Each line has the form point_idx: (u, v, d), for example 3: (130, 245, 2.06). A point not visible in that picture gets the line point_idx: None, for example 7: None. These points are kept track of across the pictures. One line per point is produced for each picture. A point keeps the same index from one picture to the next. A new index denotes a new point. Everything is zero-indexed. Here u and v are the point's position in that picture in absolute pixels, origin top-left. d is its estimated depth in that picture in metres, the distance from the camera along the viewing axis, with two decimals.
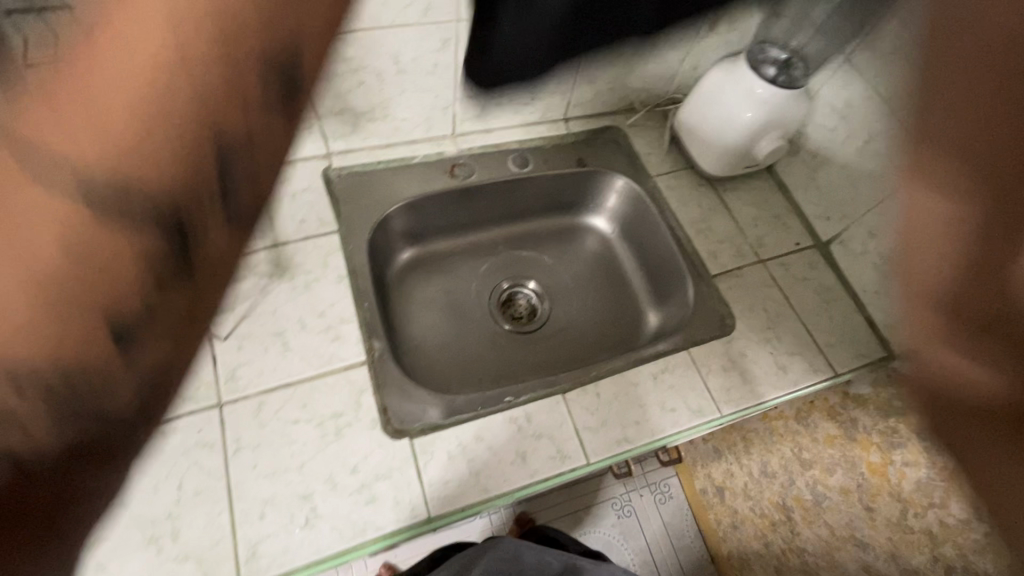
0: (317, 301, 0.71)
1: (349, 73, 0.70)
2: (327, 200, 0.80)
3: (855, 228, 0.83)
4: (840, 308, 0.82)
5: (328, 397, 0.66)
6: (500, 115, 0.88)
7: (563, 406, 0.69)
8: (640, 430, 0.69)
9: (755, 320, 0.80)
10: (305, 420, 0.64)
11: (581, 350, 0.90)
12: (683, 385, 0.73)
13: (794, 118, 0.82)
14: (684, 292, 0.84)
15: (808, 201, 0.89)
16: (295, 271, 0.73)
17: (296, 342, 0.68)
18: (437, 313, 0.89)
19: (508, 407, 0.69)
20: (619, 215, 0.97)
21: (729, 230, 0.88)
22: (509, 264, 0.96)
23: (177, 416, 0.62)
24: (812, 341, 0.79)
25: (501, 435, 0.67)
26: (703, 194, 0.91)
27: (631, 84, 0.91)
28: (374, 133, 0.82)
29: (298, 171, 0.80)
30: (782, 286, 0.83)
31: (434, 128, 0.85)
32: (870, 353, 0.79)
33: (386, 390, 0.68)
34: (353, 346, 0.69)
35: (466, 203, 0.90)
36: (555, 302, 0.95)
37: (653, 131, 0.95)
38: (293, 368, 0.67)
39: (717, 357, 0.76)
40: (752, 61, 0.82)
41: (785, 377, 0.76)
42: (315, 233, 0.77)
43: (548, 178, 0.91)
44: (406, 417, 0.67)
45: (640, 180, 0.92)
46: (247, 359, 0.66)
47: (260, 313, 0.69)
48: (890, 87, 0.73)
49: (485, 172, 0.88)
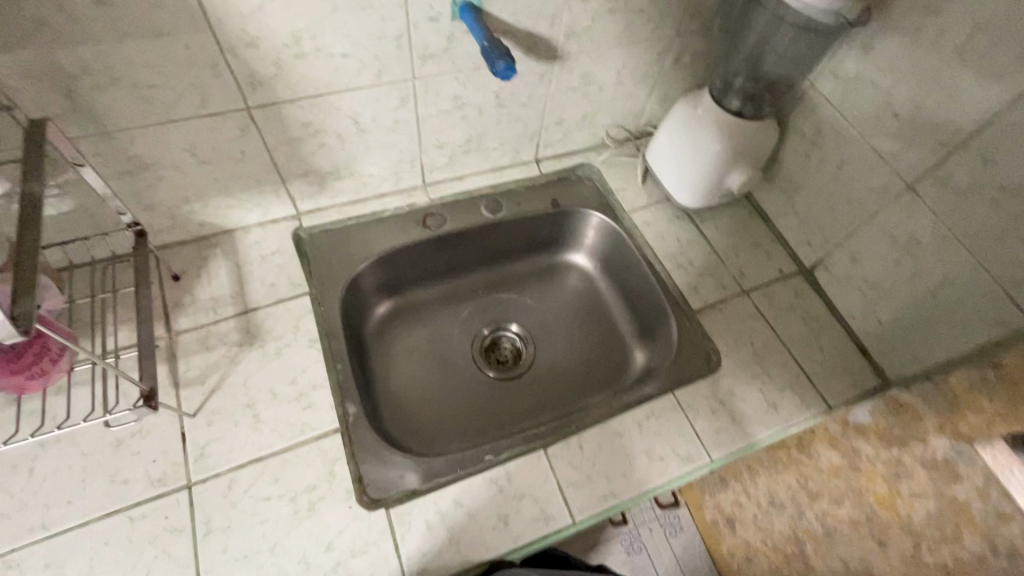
0: (288, 368, 0.70)
1: (310, 137, 0.70)
2: (297, 262, 0.79)
3: (836, 253, 0.81)
4: (829, 335, 0.80)
5: (300, 470, 0.64)
6: (469, 162, 0.87)
7: (545, 462, 0.67)
8: (626, 483, 0.66)
9: (742, 355, 0.77)
10: (277, 495, 0.62)
11: (568, 394, 0.86)
12: (669, 431, 0.70)
13: (764, 147, 0.81)
14: (667, 330, 0.82)
15: (788, 227, 0.87)
16: (266, 338, 0.72)
17: (267, 413, 0.67)
18: (417, 366, 0.86)
19: (487, 467, 0.66)
20: (599, 251, 0.95)
21: (709, 262, 0.86)
22: (489, 308, 0.94)
23: (145, 501, 0.60)
24: (802, 374, 0.77)
25: (481, 498, 0.64)
26: (681, 226, 0.90)
27: (600, 121, 0.90)
28: (343, 190, 0.82)
29: (268, 233, 0.80)
30: (767, 317, 0.81)
31: (404, 180, 0.85)
32: (864, 382, 0.76)
33: (361, 457, 0.66)
34: (326, 414, 0.68)
35: (440, 253, 0.88)
36: (540, 344, 0.91)
37: (626, 165, 0.95)
38: (264, 441, 0.65)
39: (704, 398, 0.73)
40: (715, 95, 0.83)
41: (776, 415, 0.73)
42: (286, 297, 0.76)
43: (522, 220, 0.89)
44: (381, 485, 0.64)
45: (616, 217, 0.90)
46: (218, 434, 0.65)
47: (230, 385, 0.68)
48: (858, 114, 0.72)
49: (457, 220, 0.87)
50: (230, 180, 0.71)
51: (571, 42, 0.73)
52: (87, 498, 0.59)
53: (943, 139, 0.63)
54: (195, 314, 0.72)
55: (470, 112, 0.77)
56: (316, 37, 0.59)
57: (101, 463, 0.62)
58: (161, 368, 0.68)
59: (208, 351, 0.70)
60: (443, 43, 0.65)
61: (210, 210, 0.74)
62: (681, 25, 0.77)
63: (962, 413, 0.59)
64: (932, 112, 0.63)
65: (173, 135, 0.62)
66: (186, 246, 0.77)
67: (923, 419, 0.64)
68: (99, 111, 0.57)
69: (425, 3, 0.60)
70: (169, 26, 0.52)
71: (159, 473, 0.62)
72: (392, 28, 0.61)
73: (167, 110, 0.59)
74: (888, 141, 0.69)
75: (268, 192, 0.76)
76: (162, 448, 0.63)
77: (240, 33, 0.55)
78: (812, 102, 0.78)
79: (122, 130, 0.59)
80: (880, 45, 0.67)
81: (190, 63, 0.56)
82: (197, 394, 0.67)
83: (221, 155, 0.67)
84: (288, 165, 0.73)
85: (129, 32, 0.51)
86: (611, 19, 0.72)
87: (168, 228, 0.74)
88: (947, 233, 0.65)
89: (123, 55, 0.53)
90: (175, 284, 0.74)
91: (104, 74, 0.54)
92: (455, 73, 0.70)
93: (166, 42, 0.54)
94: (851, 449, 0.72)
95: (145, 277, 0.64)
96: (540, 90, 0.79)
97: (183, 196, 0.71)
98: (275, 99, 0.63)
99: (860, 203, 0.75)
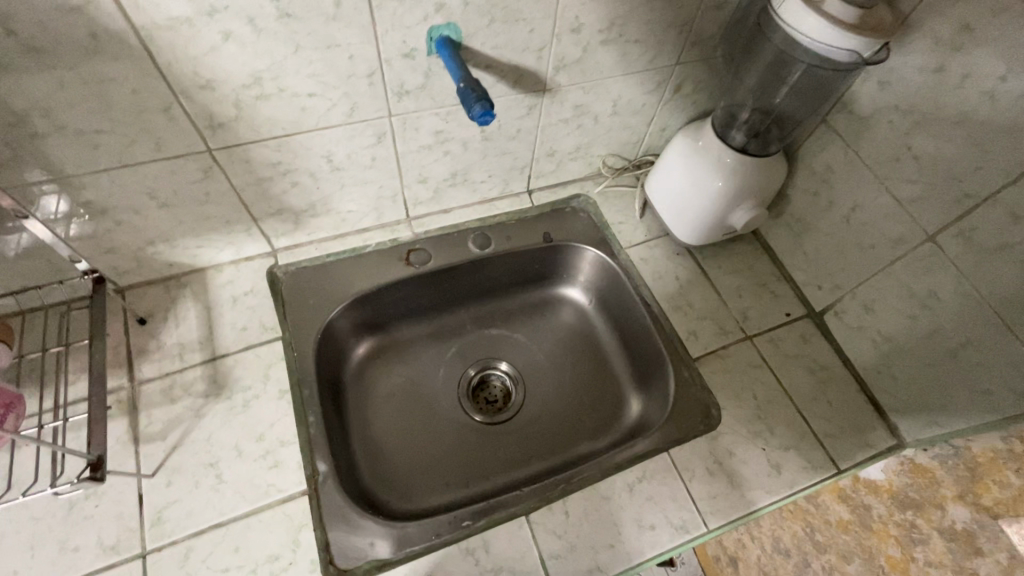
0: (256, 422, 0.66)
1: (280, 177, 0.66)
2: (271, 304, 0.74)
3: (848, 299, 0.75)
4: (840, 387, 0.74)
5: (262, 537, 0.59)
6: (456, 195, 0.83)
7: (527, 530, 0.62)
8: (613, 556, 0.61)
9: (744, 410, 0.72)
10: (236, 566, 0.58)
11: (559, 443, 0.79)
12: (662, 497, 0.65)
13: (771, 183, 0.76)
14: (664, 378, 0.76)
15: (796, 266, 0.82)
16: (233, 388, 0.68)
17: (231, 473, 0.63)
18: (396, 410, 0.80)
19: (465, 535, 0.62)
20: (594, 286, 0.89)
21: (710, 304, 0.80)
22: (476, 346, 0.88)
23: (95, 572, 0.56)
24: (809, 431, 0.71)
25: (455, 572, 0.59)
26: (681, 264, 0.84)
27: (595, 151, 0.85)
28: (320, 226, 0.78)
29: (241, 271, 0.76)
30: (772, 367, 0.75)
31: (385, 215, 0.81)
32: (876, 443, 0.70)
33: (329, 522, 0.61)
34: (293, 474, 0.63)
35: (424, 290, 0.83)
36: (529, 386, 0.85)
37: (623, 197, 0.90)
38: (226, 504, 0.61)
39: (701, 459, 0.68)
40: (718, 129, 0.77)
41: (779, 479, 0.67)
42: (257, 342, 0.71)
43: (512, 254, 0.84)
44: (349, 555, 0.59)
45: (612, 253, 0.85)
46: (176, 497, 0.61)
47: (192, 442, 0.64)
48: (873, 154, 0.67)
49: (442, 257, 0.82)
50: (195, 221, 0.67)
51: (561, 74, 0.68)
52: (34, 568, 0.56)
53: (968, 189, 0.58)
54: (160, 361, 0.69)
55: (454, 147, 0.73)
56: (278, 77, 0.55)
57: (51, 528, 0.58)
58: (120, 423, 0.64)
59: (171, 403, 0.66)
60: (420, 79, 0.61)
61: (177, 251, 0.71)
62: (680, 54, 0.72)
63: (983, 485, 0.57)
64: (954, 158, 0.58)
65: (129, 179, 0.59)
66: (154, 286, 0.73)
67: (941, 483, 0.62)
68: (46, 158, 0.53)
69: (397, 39, 0.56)
70: (112, 71, 0.49)
71: (112, 540, 0.58)
72: (363, 66, 0.57)
73: (119, 154, 0.56)
74: (907, 186, 0.64)
75: (238, 231, 0.72)
76: (116, 511, 0.59)
77: (193, 75, 0.52)
78: (824, 137, 0.73)
79: (74, 175, 0.56)
80: (898, 82, 0.62)
81: (139, 108, 0.52)
82: (157, 452, 0.63)
83: (183, 197, 0.63)
84: (257, 204, 0.69)
85: (70, 79, 0.48)
86: (604, 50, 0.67)
87: (134, 269, 0.71)
88: (971, 291, 0.59)
89: (65, 101, 0.49)
90: (141, 328, 0.71)
91: (45, 121, 0.50)
92: (434, 109, 0.65)
93: (110, 86, 0.50)
94: (863, 507, 0.68)
95: (101, 328, 0.60)
96: (529, 123, 0.74)
97: (147, 238, 0.67)
98: (239, 140, 0.59)
99: (874, 249, 0.70)
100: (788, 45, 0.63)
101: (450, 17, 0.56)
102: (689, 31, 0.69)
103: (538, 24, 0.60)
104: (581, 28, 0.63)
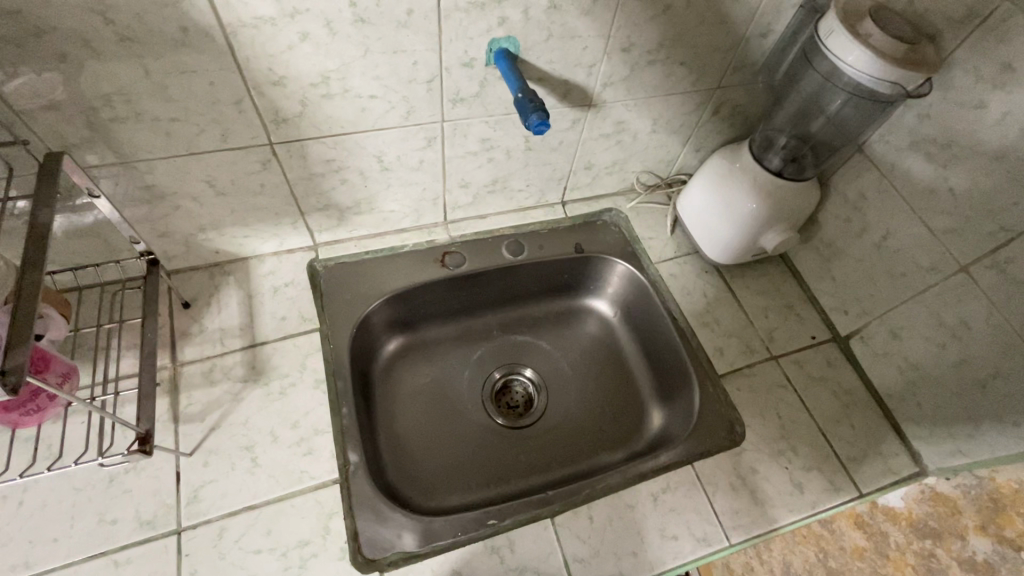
0: (292, 410, 0.68)
1: (331, 173, 0.69)
2: (310, 296, 0.77)
3: (875, 326, 0.77)
4: (863, 412, 0.75)
5: (294, 522, 0.61)
6: (494, 202, 0.85)
7: (551, 533, 0.63)
8: (636, 563, 0.62)
9: (768, 428, 0.73)
10: (267, 549, 0.59)
11: (580, 452, 0.80)
12: (685, 508, 0.66)
13: (803, 208, 0.78)
14: (689, 393, 0.77)
15: (823, 291, 0.83)
16: (271, 375, 0.70)
17: (266, 457, 0.64)
18: (421, 408, 0.81)
19: (489, 533, 0.63)
20: (621, 298, 0.90)
21: (737, 322, 0.82)
22: (502, 349, 0.89)
23: (132, 544, 0.57)
24: (832, 454, 0.71)
25: (481, 569, 0.60)
26: (709, 282, 0.86)
27: (630, 167, 0.88)
28: (362, 224, 0.80)
29: (283, 262, 0.79)
30: (797, 388, 0.76)
31: (424, 217, 0.83)
32: (899, 469, 0.71)
33: (359, 512, 0.62)
34: (325, 462, 0.65)
35: (455, 292, 0.85)
36: (552, 393, 0.85)
37: (654, 213, 0.92)
38: (260, 488, 0.62)
39: (725, 473, 0.69)
40: (755, 150, 0.80)
41: (802, 498, 0.68)
42: (295, 332, 0.73)
43: (544, 262, 0.85)
44: (377, 545, 0.60)
45: (642, 267, 0.86)
46: (212, 477, 0.62)
47: (230, 424, 0.66)
48: (908, 185, 0.70)
49: (477, 260, 0.83)
50: (247, 211, 0.70)
51: (607, 91, 0.70)
52: (73, 537, 0.57)
53: (1004, 223, 0.60)
54: (202, 344, 0.71)
55: (498, 154, 0.75)
56: (344, 78, 0.57)
57: (90, 500, 0.59)
58: (161, 401, 0.66)
59: (211, 385, 0.68)
60: (474, 87, 0.64)
61: (225, 239, 0.73)
62: (722, 78, 0.75)
63: (1006, 517, 0.63)
64: (990, 191, 0.61)
65: (193, 167, 0.61)
66: (199, 272, 0.76)
67: (961, 513, 0.66)
68: (119, 141, 0.56)
69: (459, 49, 0.58)
70: (195, 64, 0.51)
71: (149, 515, 0.59)
72: (423, 72, 0.60)
73: (188, 142, 0.59)
74: (941, 217, 0.66)
75: (285, 223, 0.75)
76: (154, 487, 0.61)
77: (267, 71, 0.54)
78: (860, 165, 0.76)
79: (143, 160, 0.59)
80: (936, 116, 0.65)
81: (213, 100, 0.55)
82: (195, 432, 0.65)
83: (240, 187, 0.66)
84: (307, 198, 0.71)
85: (154, 68, 0.51)
86: (651, 70, 0.70)
87: (182, 254, 0.73)
88: (1002, 322, 0.61)
89: (147, 89, 0.52)
90: (185, 312, 0.73)
91: (126, 106, 0.53)
92: (485, 116, 0.68)
93: (190, 78, 0.53)
94: (880, 535, 0.69)
95: (153, 307, 0.62)
96: (571, 136, 0.76)
97: (200, 225, 0.69)
98: (300, 136, 0.62)
99: (905, 277, 0.72)
100: (833, 75, 0.66)
101: (511, 30, 0.58)
102: (733, 56, 0.72)
103: (592, 41, 0.63)
104: (631, 48, 0.66)
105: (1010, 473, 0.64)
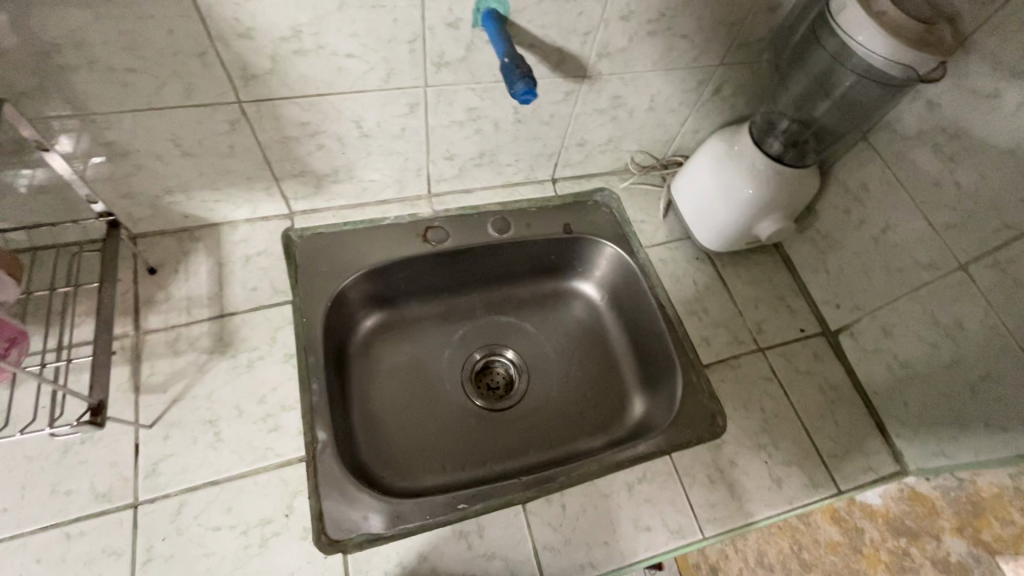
0: (259, 384, 0.65)
1: (307, 137, 0.65)
2: (283, 267, 0.73)
3: (867, 321, 0.75)
4: (849, 409, 0.74)
5: (257, 499, 0.59)
6: (481, 176, 0.81)
7: (523, 520, 0.61)
8: (607, 554, 0.60)
9: (750, 421, 0.71)
10: (227, 526, 0.57)
11: (558, 437, 0.78)
12: (661, 499, 0.64)
13: (802, 197, 0.75)
14: (672, 383, 0.75)
15: (816, 283, 0.81)
16: (239, 347, 0.67)
17: (230, 432, 0.62)
18: (398, 387, 0.79)
19: (459, 518, 0.61)
20: (609, 282, 0.87)
21: (726, 312, 0.79)
22: (483, 330, 0.86)
23: (86, 518, 0.55)
24: (814, 450, 0.70)
25: (448, 553, 0.59)
26: (701, 269, 0.83)
27: (625, 146, 0.84)
28: (341, 193, 0.76)
29: (256, 230, 0.75)
30: (782, 382, 0.74)
31: (407, 189, 0.79)
32: (881, 467, 0.70)
33: (324, 491, 0.60)
34: (293, 440, 0.62)
35: (437, 269, 0.81)
36: (534, 376, 0.83)
37: (648, 195, 0.88)
38: (223, 463, 0.60)
39: (703, 466, 0.67)
40: (755, 134, 0.76)
41: (780, 494, 0.67)
42: (266, 304, 0.70)
43: (531, 242, 0.82)
44: (342, 526, 0.59)
45: (631, 251, 0.83)
46: (173, 450, 0.60)
47: (193, 397, 0.63)
48: (911, 177, 0.67)
49: (460, 237, 0.80)
50: (216, 173, 0.66)
51: (602, 62, 0.66)
52: (24, 507, 0.55)
53: (1008, 220, 0.58)
54: (167, 313, 0.67)
55: (485, 126, 0.71)
56: (318, 33, 0.53)
57: (43, 470, 0.57)
58: (122, 370, 0.63)
59: (175, 356, 0.65)
60: (460, 51, 0.59)
61: (194, 203, 0.69)
62: (725, 54, 0.71)
63: (983, 520, 0.65)
64: (997, 188, 0.58)
65: (156, 124, 0.57)
66: (166, 238, 0.72)
67: (940, 513, 0.68)
68: (71, 91, 0.52)
69: (444, 7, 0.54)
70: (153, 9, 0.47)
71: (105, 488, 0.57)
72: (405, 31, 0.55)
73: (148, 96, 0.54)
74: (944, 212, 0.64)
75: (258, 189, 0.71)
76: (111, 459, 0.58)
77: (233, 21, 0.50)
78: (863, 153, 0.73)
79: (99, 113, 0.55)
80: (947, 104, 0.62)
81: (174, 50, 0.51)
82: (157, 403, 0.62)
83: (207, 148, 0.62)
84: (281, 163, 0.67)
85: (106, 11, 0.46)
86: (651, 42, 0.65)
87: (149, 217, 0.69)
88: (998, 323, 0.60)
89: (99, 35, 0.48)
90: (150, 278, 0.69)
91: (76, 53, 0.49)
92: (471, 83, 0.64)
93: (147, 24, 0.48)
94: (856, 530, 0.68)
95: (112, 273, 0.59)
96: (564, 109, 0.73)
97: (166, 187, 0.66)
98: (271, 95, 0.58)
99: (901, 272, 0.70)
100: (843, 54, 0.62)
101: None
102: (738, 31, 0.68)
103: (588, 7, 0.59)
104: (631, 16, 0.61)
105: (992, 477, 0.65)
